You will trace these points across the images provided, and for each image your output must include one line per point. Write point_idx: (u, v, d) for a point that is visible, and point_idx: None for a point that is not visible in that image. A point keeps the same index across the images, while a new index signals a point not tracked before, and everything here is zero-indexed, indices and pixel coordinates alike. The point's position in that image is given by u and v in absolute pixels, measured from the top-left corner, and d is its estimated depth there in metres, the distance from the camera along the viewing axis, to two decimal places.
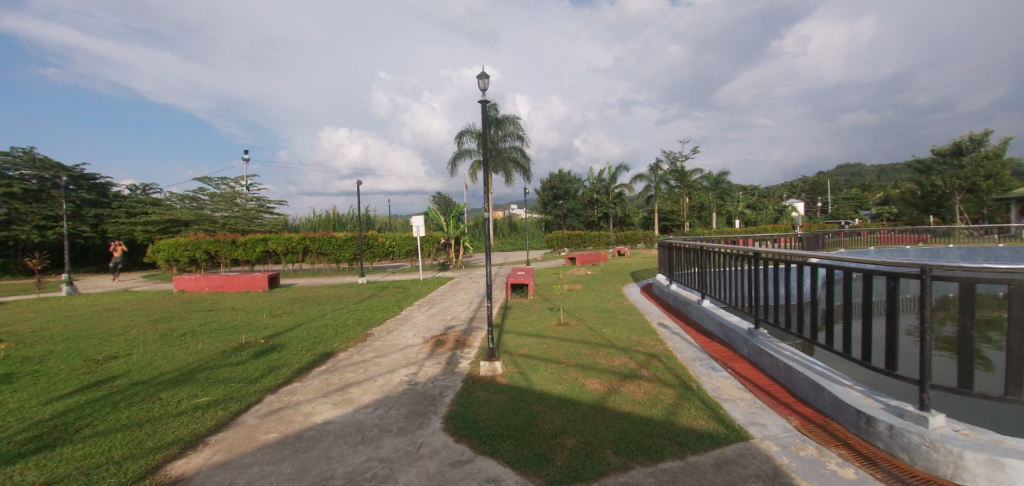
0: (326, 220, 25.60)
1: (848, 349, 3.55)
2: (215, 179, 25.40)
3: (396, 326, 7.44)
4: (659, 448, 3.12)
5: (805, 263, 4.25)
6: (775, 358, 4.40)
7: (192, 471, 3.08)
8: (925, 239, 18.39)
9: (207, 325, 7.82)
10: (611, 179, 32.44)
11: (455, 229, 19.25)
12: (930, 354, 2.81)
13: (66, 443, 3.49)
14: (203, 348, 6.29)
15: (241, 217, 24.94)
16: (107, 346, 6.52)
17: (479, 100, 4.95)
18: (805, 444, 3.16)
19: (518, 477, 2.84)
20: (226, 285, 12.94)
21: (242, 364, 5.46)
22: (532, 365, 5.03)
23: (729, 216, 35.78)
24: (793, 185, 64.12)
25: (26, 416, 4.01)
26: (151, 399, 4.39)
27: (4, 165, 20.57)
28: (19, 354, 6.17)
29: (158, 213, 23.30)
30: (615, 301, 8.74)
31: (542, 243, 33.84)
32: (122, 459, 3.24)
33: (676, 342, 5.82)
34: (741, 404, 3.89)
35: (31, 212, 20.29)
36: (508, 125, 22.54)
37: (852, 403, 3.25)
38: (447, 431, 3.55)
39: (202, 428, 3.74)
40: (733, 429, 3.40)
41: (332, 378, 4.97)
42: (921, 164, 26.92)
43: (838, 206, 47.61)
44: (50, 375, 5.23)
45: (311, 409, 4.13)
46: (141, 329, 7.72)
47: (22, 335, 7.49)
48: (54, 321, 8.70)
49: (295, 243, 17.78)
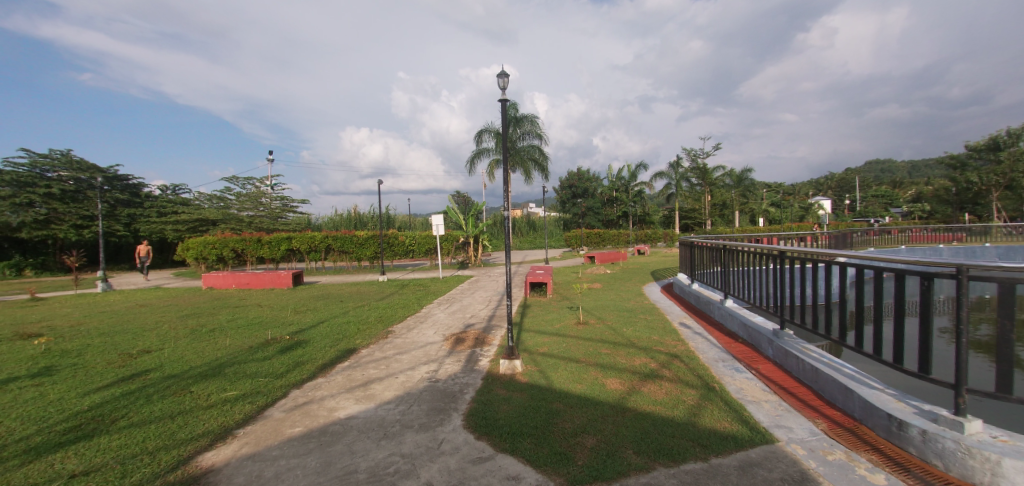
0: (347, 219, 26.04)
1: (878, 352, 3.42)
2: (242, 179, 26.13)
3: (417, 323, 7.53)
4: (681, 449, 3.08)
5: (832, 262, 4.11)
6: (801, 360, 4.29)
7: (222, 462, 3.19)
8: (959, 237, 17.65)
9: (235, 321, 8.08)
10: (630, 178, 32.21)
11: (474, 227, 19.31)
12: (966, 357, 2.70)
13: (103, 433, 3.65)
14: (232, 343, 6.50)
15: (266, 217, 25.55)
16: (141, 341, 6.79)
17: (499, 100, 4.98)
18: (833, 448, 3.07)
19: (540, 476, 2.84)
20: (253, 282, 13.27)
21: (268, 359, 5.60)
22: (552, 364, 5.02)
23: (752, 215, 35.30)
24: (819, 182, 62.65)
25: (65, 407, 4.21)
26: (182, 392, 4.55)
27: (44, 167, 21.54)
28: (59, 348, 6.47)
29: (188, 213, 24.11)
30: (635, 300, 8.67)
31: (561, 242, 33.70)
32: (156, 449, 3.37)
33: (698, 343, 5.72)
34: (766, 407, 3.80)
35: (69, 212, 21.26)
36: (526, 124, 22.47)
37: (883, 407, 3.14)
38: (467, 428, 3.58)
39: (231, 421, 3.85)
40: (757, 431, 3.34)
41: (354, 373, 5.06)
42: (954, 160, 25.88)
43: (867, 204, 46.09)
44: (87, 368, 5.47)
45: (335, 404, 4.22)
46: (172, 324, 8.00)
47: (62, 329, 7.85)
48: (90, 316, 9.08)
49: (319, 242, 18.16)
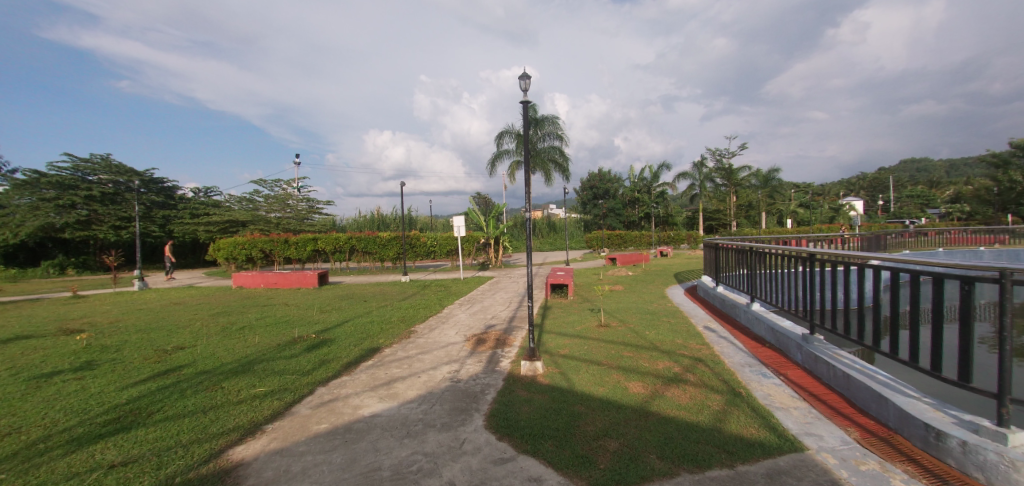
0: (370, 219, 26.52)
1: (915, 359, 3.28)
2: (270, 182, 26.90)
3: (439, 323, 7.61)
4: (705, 456, 3.03)
5: (865, 266, 3.96)
6: (832, 366, 4.15)
7: (251, 456, 3.29)
8: (1003, 240, 16.77)
9: (264, 319, 8.31)
10: (652, 179, 31.74)
11: (495, 228, 19.35)
12: (1011, 365, 2.56)
13: (140, 426, 3.81)
14: (261, 340, 6.69)
15: (293, 217, 26.18)
16: (175, 338, 7.07)
17: (521, 101, 5.00)
18: (866, 458, 2.96)
19: (561, 479, 2.83)
20: (280, 282, 13.64)
21: (296, 357, 5.75)
22: (573, 366, 4.99)
23: (779, 216, 34.32)
24: (851, 182, 60.64)
25: (105, 400, 4.42)
26: (214, 388, 4.71)
27: (86, 171, 22.63)
28: (99, 343, 6.79)
29: (220, 214, 25.00)
30: (658, 303, 8.57)
31: (581, 243, 33.53)
32: (189, 442, 3.49)
33: (723, 347, 5.60)
34: (795, 414, 3.69)
35: (108, 213, 22.33)
36: (547, 125, 22.45)
37: (920, 416, 3.02)
38: (489, 428, 3.59)
39: (260, 416, 3.97)
40: (786, 439, 3.25)
41: (378, 372, 5.14)
42: (996, 158, 24.70)
43: (902, 204, 44.30)
44: (126, 363, 5.73)
45: (359, 402, 4.30)
46: (204, 322, 8.30)
47: (102, 325, 8.25)
48: (128, 314, 9.51)
49: (343, 243, 18.58)
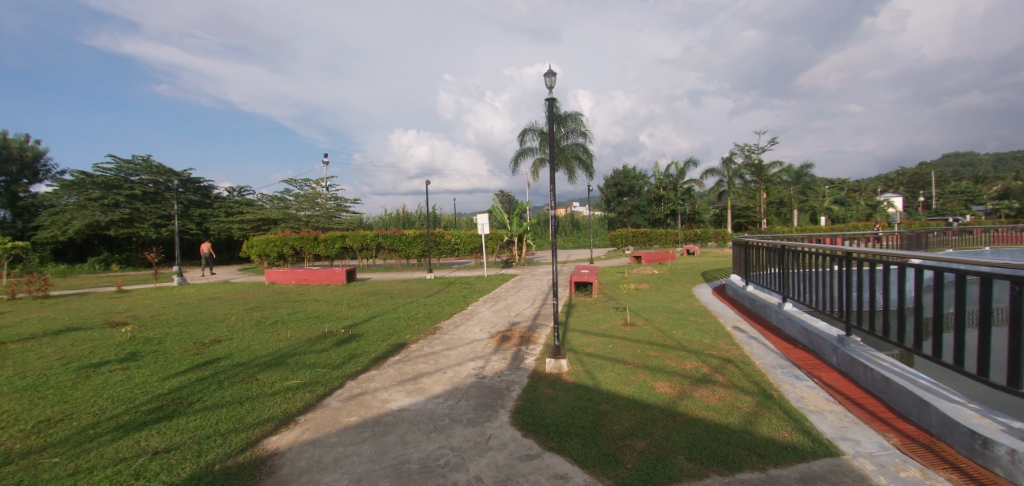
0: (395, 218, 26.94)
1: (960, 362, 3.12)
2: (300, 181, 27.63)
3: (463, 320, 7.69)
4: (736, 458, 2.97)
5: (905, 265, 3.79)
6: (869, 369, 4.00)
7: (285, 446, 3.41)
8: None
9: (296, 314, 8.59)
10: (678, 176, 31.10)
11: (519, 226, 19.33)
12: None
13: (181, 415, 3.99)
14: (293, 335, 6.92)
15: (322, 216, 26.73)
16: (212, 331, 7.37)
17: (546, 99, 4.99)
18: (906, 464, 2.84)
19: (588, 476, 2.83)
20: (310, 278, 14.01)
21: (326, 351, 5.93)
22: (598, 364, 4.97)
23: (812, 213, 33.13)
24: (890, 179, 58.06)
25: (148, 389, 4.66)
26: (250, 379, 4.90)
27: (128, 171, 23.71)
28: (142, 335, 7.16)
29: (253, 214, 25.84)
30: (684, 302, 8.42)
31: (605, 241, 33.24)
32: (227, 431, 3.65)
33: (753, 348, 5.46)
34: (829, 417, 3.58)
35: (149, 212, 23.39)
36: (570, 122, 22.34)
37: (964, 422, 2.88)
38: (515, 425, 3.62)
39: (293, 407, 4.11)
40: (820, 443, 3.16)
41: (405, 367, 5.23)
42: None
43: (945, 200, 42.15)
44: (167, 354, 6.02)
45: (387, 396, 4.39)
46: (240, 316, 8.62)
47: (146, 319, 8.67)
48: (169, 308, 9.96)
49: (370, 240, 18.99)
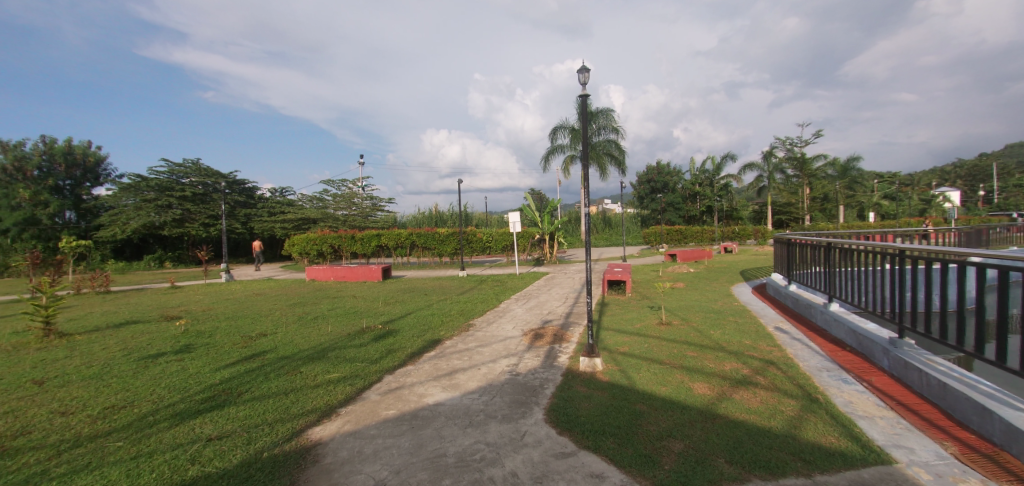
0: (428, 216, 27.41)
1: None
2: (338, 182, 28.55)
3: (496, 317, 7.75)
4: (780, 463, 2.88)
5: (966, 263, 3.54)
6: (925, 374, 3.77)
7: (328, 437, 3.56)
8: None
9: (335, 310, 8.91)
10: (714, 171, 30.18)
11: (551, 224, 19.24)
12: None
13: (231, 404, 4.23)
14: (332, 329, 7.18)
15: (359, 215, 27.56)
16: (258, 325, 7.76)
17: (580, 95, 4.96)
18: (966, 475, 2.68)
19: (624, 476, 2.82)
20: (348, 275, 14.47)
21: (364, 346, 6.12)
22: (634, 364, 4.91)
23: (859, 208, 31.40)
24: (947, 172, 54.28)
25: (202, 379, 4.96)
26: (294, 372, 5.14)
27: (179, 174, 25.08)
28: (195, 329, 7.60)
29: (293, 213, 26.91)
30: (722, 301, 8.18)
31: (637, 239, 32.65)
32: (273, 421, 3.84)
33: (797, 350, 5.25)
34: (880, 424, 3.41)
35: (198, 212, 24.80)
36: (601, 118, 22.11)
37: None
38: (549, 422, 3.63)
39: (334, 400, 4.27)
40: (871, 450, 3.01)
41: (440, 363, 5.34)
42: None
43: (1011, 194, 39.05)
44: (217, 347, 6.37)
45: (424, 391, 4.50)
46: (283, 311, 9.03)
47: (197, 313, 9.20)
48: (218, 303, 10.53)
49: (404, 239, 19.45)
